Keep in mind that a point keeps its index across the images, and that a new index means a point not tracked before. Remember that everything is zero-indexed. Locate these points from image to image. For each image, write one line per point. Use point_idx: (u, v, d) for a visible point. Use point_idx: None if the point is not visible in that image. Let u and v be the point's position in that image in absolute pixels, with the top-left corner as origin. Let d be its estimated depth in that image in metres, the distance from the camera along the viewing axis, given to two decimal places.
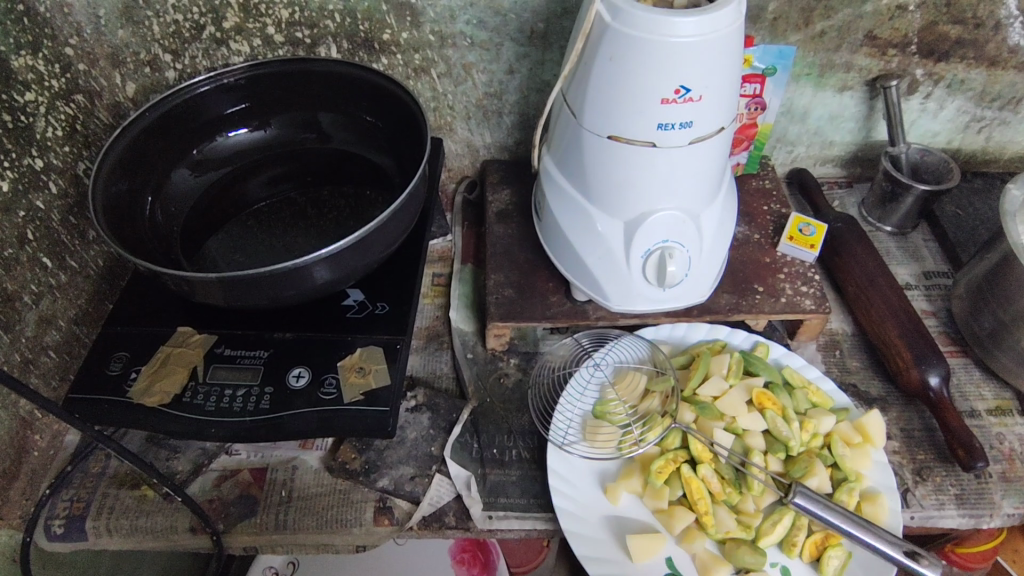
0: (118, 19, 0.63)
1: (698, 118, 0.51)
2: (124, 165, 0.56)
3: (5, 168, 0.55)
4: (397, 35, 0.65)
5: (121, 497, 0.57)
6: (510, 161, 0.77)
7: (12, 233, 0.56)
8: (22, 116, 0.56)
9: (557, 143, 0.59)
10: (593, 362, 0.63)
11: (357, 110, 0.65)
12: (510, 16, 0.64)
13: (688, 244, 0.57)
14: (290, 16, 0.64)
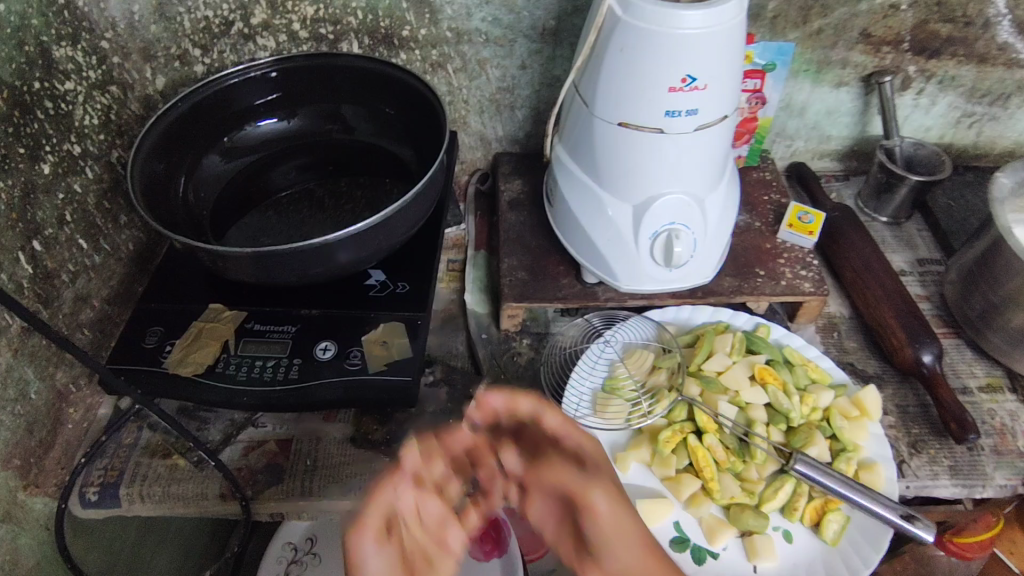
0: (151, 15, 0.66)
1: (703, 106, 0.55)
2: (159, 150, 0.59)
3: (48, 153, 0.58)
4: (416, 32, 0.69)
5: (153, 466, 0.59)
6: (520, 153, 0.81)
7: (52, 213, 0.59)
8: (62, 104, 0.60)
9: (568, 133, 0.62)
10: (602, 340, 0.66)
11: (379, 104, 0.68)
12: (523, 13, 0.67)
13: (694, 226, 0.60)
14: (315, 13, 0.67)
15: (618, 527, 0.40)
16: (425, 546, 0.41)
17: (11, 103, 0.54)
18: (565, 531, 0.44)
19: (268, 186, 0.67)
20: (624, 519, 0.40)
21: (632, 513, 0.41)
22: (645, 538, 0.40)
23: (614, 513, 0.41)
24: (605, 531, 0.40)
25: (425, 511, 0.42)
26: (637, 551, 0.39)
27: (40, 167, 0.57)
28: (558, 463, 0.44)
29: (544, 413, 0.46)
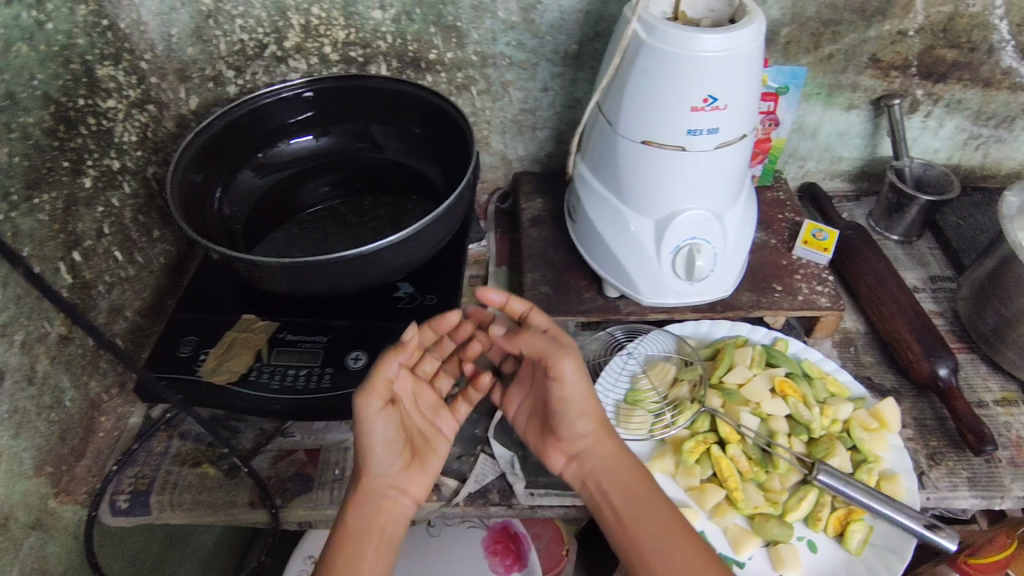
0: (189, 38, 0.69)
1: (724, 125, 0.57)
2: (197, 162, 0.62)
3: (90, 167, 0.60)
4: (443, 55, 0.71)
5: (184, 474, 0.60)
6: (540, 173, 0.83)
7: (92, 225, 0.60)
8: (104, 121, 0.62)
9: (591, 151, 0.64)
10: (625, 352, 0.67)
11: (408, 125, 0.70)
12: (546, 38, 0.70)
13: (714, 241, 0.61)
14: (346, 37, 0.70)
15: (578, 410, 0.55)
16: (420, 418, 0.57)
17: (57, 118, 0.56)
18: (529, 410, 0.60)
19: (299, 202, 0.68)
20: (583, 402, 0.55)
21: (593, 400, 0.55)
22: (595, 417, 0.56)
23: (577, 393, 0.54)
24: (569, 412, 0.55)
25: (419, 394, 0.58)
26: (588, 425, 0.56)
27: (82, 180, 0.59)
28: (539, 341, 0.53)
29: (533, 315, 0.56)
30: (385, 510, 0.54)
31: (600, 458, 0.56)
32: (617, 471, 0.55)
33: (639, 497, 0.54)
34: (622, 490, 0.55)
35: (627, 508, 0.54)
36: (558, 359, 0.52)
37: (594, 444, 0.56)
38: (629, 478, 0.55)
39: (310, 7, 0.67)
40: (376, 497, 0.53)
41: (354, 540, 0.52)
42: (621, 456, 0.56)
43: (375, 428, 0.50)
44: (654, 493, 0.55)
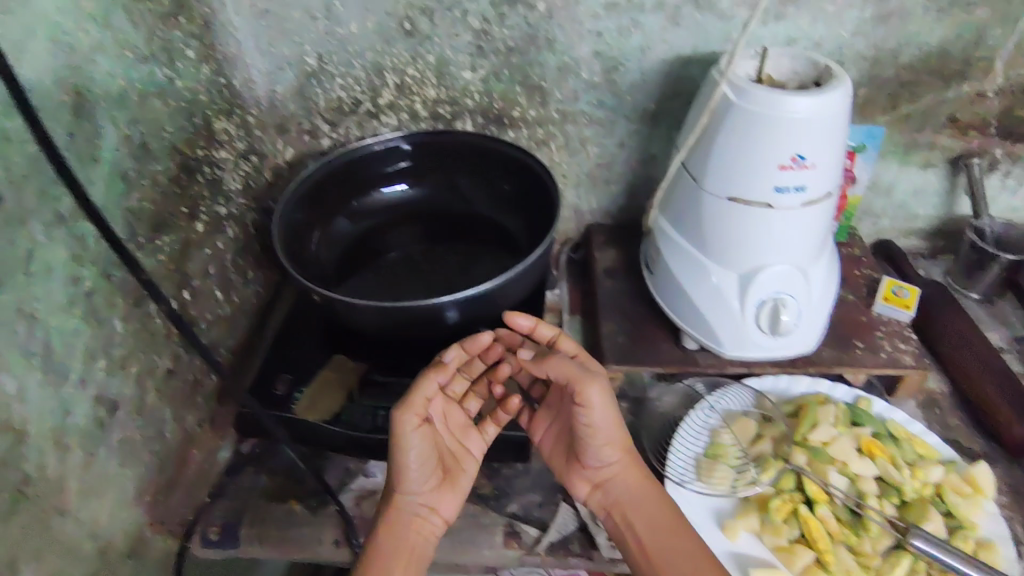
0: (292, 95, 0.74)
1: (810, 183, 0.58)
2: (303, 202, 0.68)
3: (203, 213, 0.65)
4: (526, 112, 0.75)
5: (272, 509, 0.62)
6: (612, 224, 0.84)
7: (199, 267, 0.64)
8: (216, 170, 0.67)
9: (672, 205, 0.66)
10: (707, 405, 0.67)
11: (495, 179, 0.73)
12: (626, 97, 0.73)
13: (798, 296, 0.62)
14: (436, 95, 0.74)
15: (606, 438, 0.56)
16: (449, 439, 0.58)
17: (179, 167, 0.61)
18: (555, 435, 0.60)
19: (385, 247, 0.71)
20: (611, 430, 0.55)
21: (620, 428, 0.56)
22: (623, 445, 0.57)
23: (605, 420, 0.55)
24: (597, 439, 0.55)
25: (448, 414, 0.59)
26: (615, 453, 0.57)
27: (196, 225, 0.63)
28: (567, 366, 0.53)
29: (562, 340, 0.57)
30: (415, 531, 0.55)
31: (626, 488, 0.56)
32: (645, 501, 0.56)
33: (666, 528, 0.55)
34: (648, 521, 0.55)
35: (653, 539, 0.54)
36: (586, 385, 0.53)
37: (620, 473, 0.57)
38: (655, 509, 0.56)
39: (405, 68, 0.72)
40: (406, 517, 0.55)
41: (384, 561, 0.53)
42: (648, 487, 0.56)
43: (410, 447, 0.52)
44: (684, 527, 0.55)
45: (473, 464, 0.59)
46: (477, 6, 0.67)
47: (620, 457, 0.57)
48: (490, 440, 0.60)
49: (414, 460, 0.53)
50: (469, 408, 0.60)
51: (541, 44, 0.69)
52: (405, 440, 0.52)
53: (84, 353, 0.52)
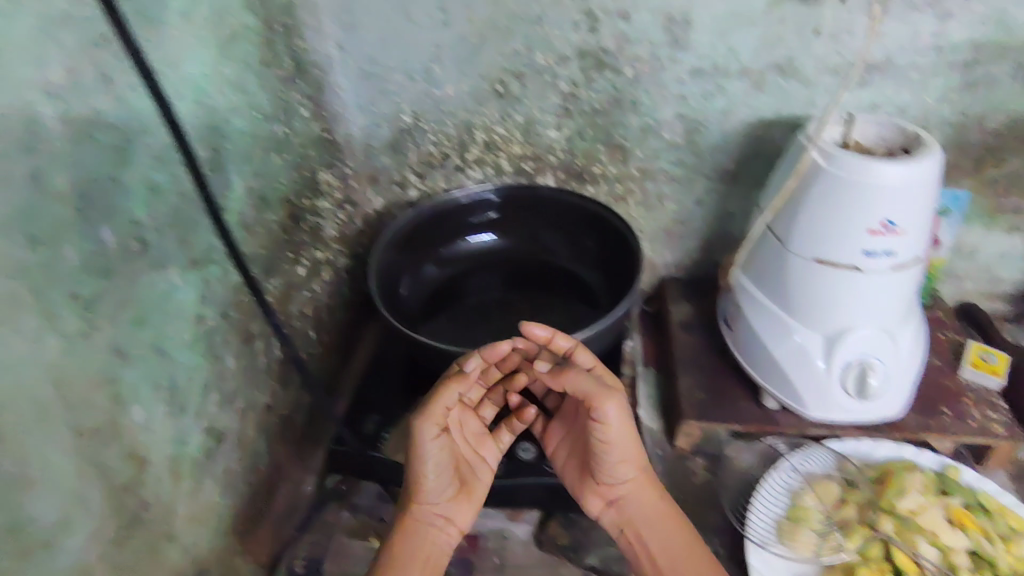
0: (385, 149, 0.78)
1: (900, 248, 0.58)
2: (401, 243, 0.73)
3: (303, 258, 0.69)
4: (606, 169, 0.78)
5: (355, 546, 0.67)
6: (686, 278, 0.85)
7: (298, 308, 0.69)
8: (316, 218, 0.72)
9: (755, 262, 0.66)
10: (788, 466, 0.66)
11: (578, 236, 0.76)
12: (706, 157, 0.75)
13: (884, 358, 0.62)
14: (521, 152, 0.78)
15: (622, 455, 0.54)
16: (465, 448, 0.57)
17: (287, 217, 0.65)
18: (569, 447, 0.60)
19: (466, 291, 0.75)
20: (627, 447, 0.54)
21: (635, 444, 0.55)
22: (638, 463, 0.56)
23: (621, 438, 0.53)
24: (613, 456, 0.54)
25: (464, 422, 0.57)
26: (630, 471, 0.56)
27: (297, 269, 0.68)
28: (584, 381, 0.51)
29: (579, 352, 0.53)
30: (429, 542, 0.55)
31: (640, 505, 0.56)
32: (658, 519, 0.56)
33: (680, 547, 0.54)
34: (661, 539, 0.55)
35: (666, 557, 0.54)
36: (602, 402, 0.51)
37: (635, 489, 0.56)
38: (668, 528, 0.55)
39: (493, 126, 0.76)
40: (422, 527, 0.55)
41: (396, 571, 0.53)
42: (662, 505, 0.56)
43: (430, 456, 0.53)
44: (698, 547, 0.55)
45: (488, 473, 0.59)
46: (567, 71, 0.70)
47: (634, 474, 0.56)
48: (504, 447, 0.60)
49: (434, 469, 0.53)
50: (484, 415, 0.59)
51: (626, 106, 0.72)
52: (424, 448, 0.52)
53: (201, 388, 0.56)
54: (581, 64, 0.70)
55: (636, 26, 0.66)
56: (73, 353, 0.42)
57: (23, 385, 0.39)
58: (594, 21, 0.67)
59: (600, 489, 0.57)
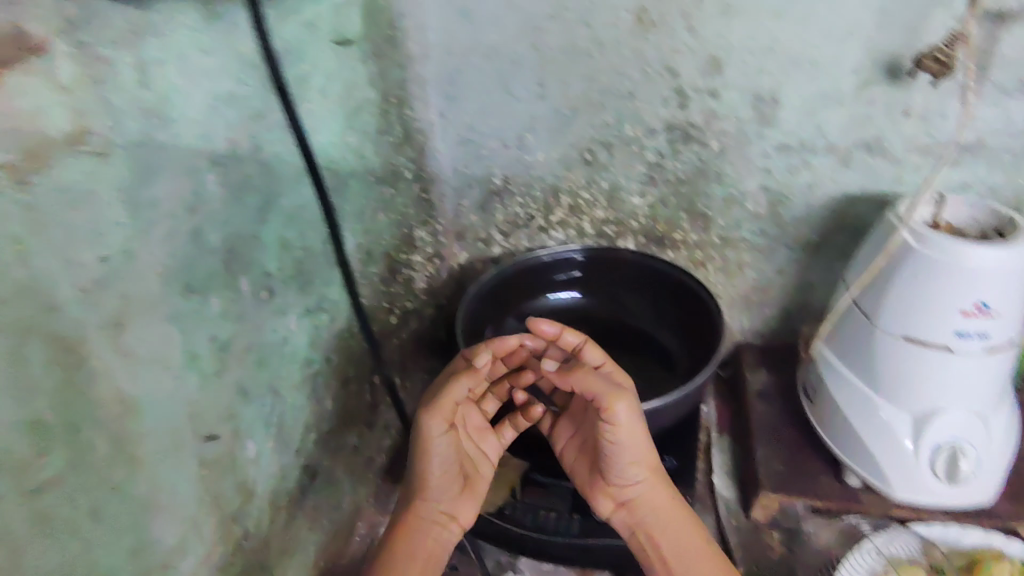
0: (475, 208, 0.83)
1: (994, 330, 0.58)
2: (487, 298, 0.76)
3: (396, 308, 0.74)
4: (688, 236, 0.80)
5: None
6: (762, 345, 0.85)
7: (388, 355, 0.73)
8: (409, 271, 0.77)
9: (839, 336, 0.66)
10: (867, 549, 0.64)
11: (660, 301, 0.78)
12: (789, 228, 0.76)
13: (975, 442, 0.60)
14: (604, 216, 0.81)
15: (631, 458, 0.54)
16: (469, 443, 0.59)
17: (386, 270, 0.70)
18: (577, 446, 0.60)
19: None
20: (638, 450, 0.54)
21: (646, 446, 0.55)
22: (649, 466, 0.56)
23: (631, 440, 0.53)
24: (624, 458, 0.54)
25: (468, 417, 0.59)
26: (641, 475, 0.56)
27: (390, 318, 0.73)
28: (591, 382, 0.51)
29: (588, 350, 0.53)
30: (431, 536, 0.57)
31: (650, 506, 0.56)
32: (669, 525, 0.56)
33: (691, 555, 0.54)
34: (673, 544, 0.55)
35: (678, 563, 0.54)
36: (611, 404, 0.51)
37: (645, 491, 0.56)
38: (680, 533, 0.55)
39: (579, 190, 0.80)
40: (424, 521, 0.57)
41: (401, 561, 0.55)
42: (674, 510, 0.56)
43: (437, 451, 0.54)
44: (707, 557, 0.54)
45: (490, 467, 0.60)
46: (654, 143, 0.74)
47: (645, 475, 0.56)
48: (506, 443, 0.61)
49: (440, 464, 0.55)
50: (487, 410, 0.60)
51: (711, 177, 0.74)
52: (430, 444, 0.54)
53: (303, 427, 0.60)
54: (668, 136, 0.73)
55: (725, 103, 0.69)
56: (208, 392, 0.47)
57: (166, 420, 0.43)
58: (683, 97, 0.70)
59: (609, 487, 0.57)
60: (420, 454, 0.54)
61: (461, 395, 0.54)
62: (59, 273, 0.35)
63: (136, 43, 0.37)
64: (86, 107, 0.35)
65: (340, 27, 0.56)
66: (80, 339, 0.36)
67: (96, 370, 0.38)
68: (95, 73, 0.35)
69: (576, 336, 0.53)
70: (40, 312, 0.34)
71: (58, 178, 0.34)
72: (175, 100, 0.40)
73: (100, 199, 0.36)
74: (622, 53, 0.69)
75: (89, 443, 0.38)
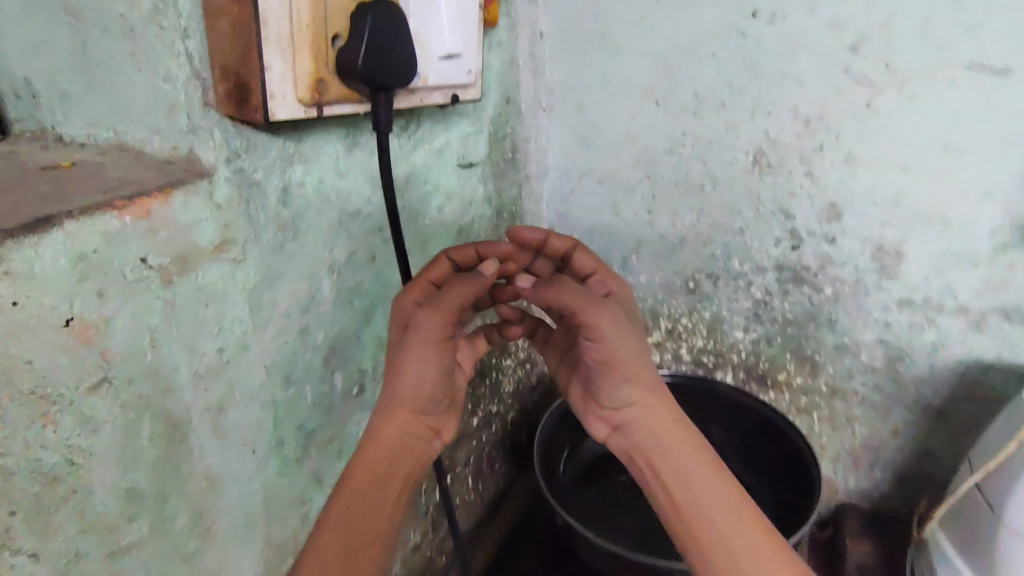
0: None
1: None
2: (567, 415, 0.73)
3: (480, 410, 0.73)
4: (792, 378, 0.75)
5: None
6: (870, 510, 0.77)
7: (466, 455, 0.72)
8: (497, 373, 0.76)
9: (959, 522, 0.59)
10: None
11: (753, 442, 0.75)
12: (908, 387, 0.69)
13: None
14: (703, 345, 0.79)
15: (626, 374, 0.50)
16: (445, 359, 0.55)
17: (477, 372, 0.72)
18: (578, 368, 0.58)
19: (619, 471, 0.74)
20: (634, 363, 0.50)
21: (644, 361, 0.51)
22: (646, 385, 0.51)
23: (625, 353, 0.49)
24: (616, 376, 0.50)
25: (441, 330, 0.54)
26: (637, 394, 0.51)
27: (473, 419, 0.72)
28: (572, 296, 0.48)
29: (577, 254, 0.58)
30: (407, 454, 0.50)
31: (652, 431, 0.50)
32: (674, 450, 0.49)
33: (703, 480, 0.48)
34: (681, 474, 0.48)
35: (689, 497, 0.47)
36: (596, 316, 0.47)
37: (642, 411, 0.51)
38: (690, 461, 0.49)
39: (679, 317, 0.79)
40: (405, 441, 0.50)
41: (372, 484, 0.47)
42: (679, 432, 0.50)
43: (419, 359, 0.47)
44: (719, 484, 0.47)
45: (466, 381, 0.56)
46: (762, 280, 0.72)
47: (643, 395, 0.51)
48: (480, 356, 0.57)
49: (421, 374, 0.48)
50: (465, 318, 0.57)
51: (822, 322, 0.71)
52: (414, 346, 0.47)
53: None
54: (778, 276, 0.71)
55: (842, 250, 0.67)
56: (287, 476, 0.50)
57: (245, 499, 0.46)
58: (797, 240, 0.68)
59: (604, 411, 0.53)
60: (400, 357, 0.48)
61: (460, 298, 0.47)
62: (180, 360, 0.39)
63: (285, 169, 0.43)
64: (233, 221, 0.40)
65: (465, 152, 0.62)
66: (185, 419, 0.40)
67: (193, 448, 0.41)
68: (246, 194, 0.40)
69: (563, 243, 0.58)
70: (158, 393, 0.38)
71: (197, 279, 0.39)
72: (306, 214, 0.45)
73: (228, 299, 0.41)
74: (735, 191, 0.69)
75: (172, 513, 0.41)
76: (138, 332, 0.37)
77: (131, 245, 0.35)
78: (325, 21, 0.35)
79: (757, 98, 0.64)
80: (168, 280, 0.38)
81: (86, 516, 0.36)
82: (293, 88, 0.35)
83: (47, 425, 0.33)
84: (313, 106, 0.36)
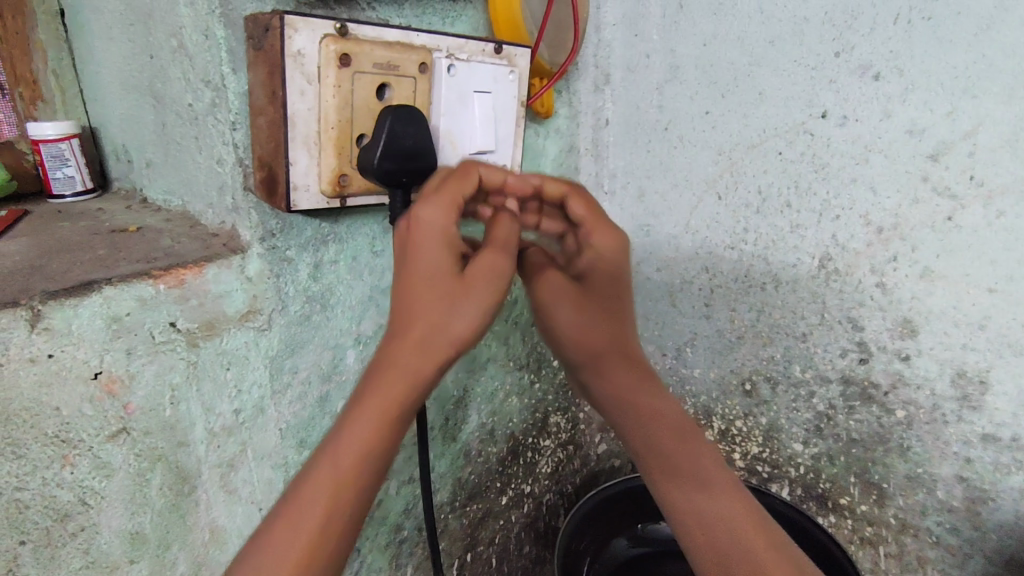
0: None
1: None
2: (592, 514, 0.69)
3: (510, 489, 0.72)
4: (855, 503, 0.67)
5: None
6: None
7: (490, 533, 0.70)
8: (534, 454, 0.74)
9: None
10: None
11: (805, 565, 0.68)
12: (991, 534, 0.60)
13: None
14: (759, 452, 0.73)
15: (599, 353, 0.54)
16: None
17: (509, 450, 0.71)
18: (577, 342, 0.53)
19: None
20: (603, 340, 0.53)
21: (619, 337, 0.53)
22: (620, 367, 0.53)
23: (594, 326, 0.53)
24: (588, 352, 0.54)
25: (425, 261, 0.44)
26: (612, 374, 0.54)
27: (501, 498, 0.71)
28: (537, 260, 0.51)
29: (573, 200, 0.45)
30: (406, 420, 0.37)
31: (631, 416, 0.54)
32: (654, 434, 0.52)
33: (681, 463, 0.51)
34: (661, 456, 0.52)
35: (671, 480, 0.51)
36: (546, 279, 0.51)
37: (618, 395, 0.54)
38: (670, 444, 0.52)
39: (733, 419, 0.74)
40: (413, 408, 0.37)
41: (382, 443, 0.36)
42: (657, 414, 0.53)
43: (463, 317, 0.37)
44: (697, 463, 0.51)
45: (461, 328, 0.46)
46: (826, 392, 0.66)
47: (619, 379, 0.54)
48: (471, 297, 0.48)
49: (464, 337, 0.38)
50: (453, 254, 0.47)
51: (892, 447, 0.63)
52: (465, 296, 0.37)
53: None
54: (843, 390, 0.65)
55: (916, 370, 0.60)
56: None
57: None
58: (865, 352, 0.62)
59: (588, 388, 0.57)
60: (455, 290, 0.37)
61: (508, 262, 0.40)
62: (196, 417, 0.42)
63: (318, 247, 0.45)
64: (261, 292, 0.43)
65: None
66: (195, 471, 0.43)
67: (199, 500, 0.44)
68: (276, 269, 0.43)
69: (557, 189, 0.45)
70: (171, 445, 0.41)
71: (221, 344, 0.42)
72: (335, 289, 0.48)
73: (249, 363, 0.44)
74: (798, 294, 0.65)
75: (172, 561, 0.43)
76: (160, 389, 0.40)
77: (163, 310, 0.39)
78: (351, 122, 0.39)
79: (825, 200, 0.61)
80: (193, 342, 0.41)
81: (91, 554, 0.39)
82: (316, 181, 0.39)
83: (66, 465, 0.37)
84: (335, 198, 0.40)
